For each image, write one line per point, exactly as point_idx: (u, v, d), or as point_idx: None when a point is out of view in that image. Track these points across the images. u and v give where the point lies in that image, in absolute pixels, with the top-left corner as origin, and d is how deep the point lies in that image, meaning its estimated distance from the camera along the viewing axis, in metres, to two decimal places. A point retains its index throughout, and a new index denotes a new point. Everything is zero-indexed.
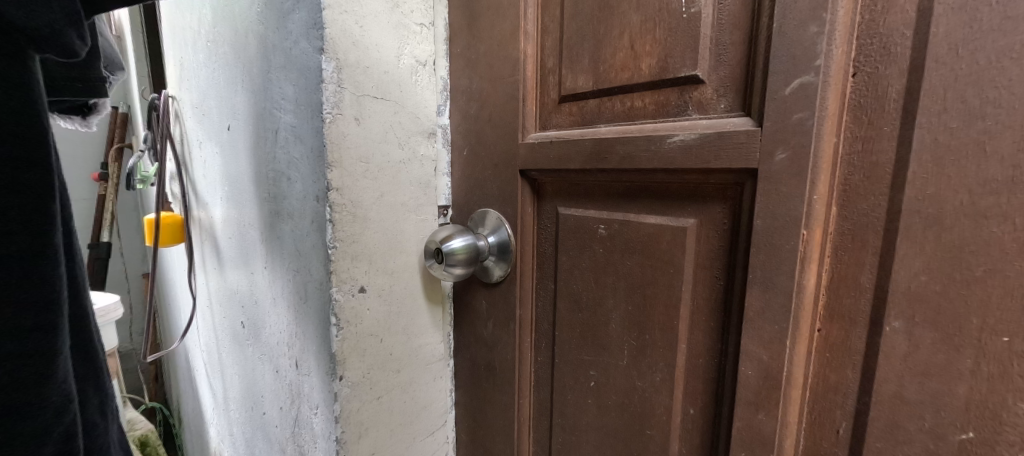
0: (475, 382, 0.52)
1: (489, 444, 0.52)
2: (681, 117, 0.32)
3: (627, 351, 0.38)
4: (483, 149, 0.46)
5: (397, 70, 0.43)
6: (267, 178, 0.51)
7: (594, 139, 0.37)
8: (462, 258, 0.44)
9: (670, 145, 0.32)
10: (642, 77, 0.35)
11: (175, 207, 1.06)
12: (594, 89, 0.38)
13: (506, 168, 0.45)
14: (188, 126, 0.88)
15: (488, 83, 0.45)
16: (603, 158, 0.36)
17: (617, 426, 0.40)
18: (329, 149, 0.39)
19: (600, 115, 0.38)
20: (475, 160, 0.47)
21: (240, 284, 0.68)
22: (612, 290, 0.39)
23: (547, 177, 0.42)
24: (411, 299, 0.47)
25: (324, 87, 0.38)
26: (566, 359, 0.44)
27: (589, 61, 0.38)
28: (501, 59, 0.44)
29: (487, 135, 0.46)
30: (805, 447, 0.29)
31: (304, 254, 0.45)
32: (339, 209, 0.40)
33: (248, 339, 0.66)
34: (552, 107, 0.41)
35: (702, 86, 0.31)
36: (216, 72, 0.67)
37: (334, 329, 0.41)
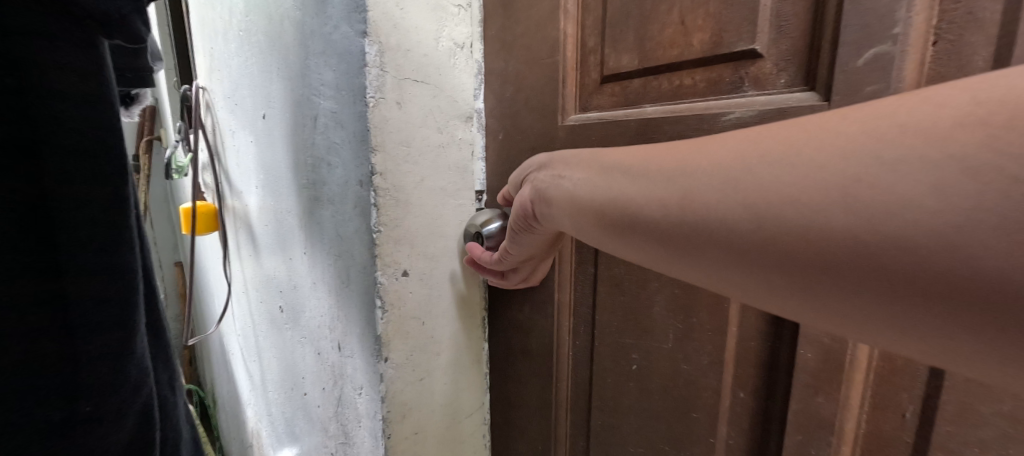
0: (512, 365, 0.52)
1: (525, 425, 0.52)
2: (735, 94, 0.32)
3: (671, 334, 0.38)
4: (519, 133, 0.46)
5: (437, 53, 0.43)
6: (306, 165, 0.52)
7: (639, 119, 0.36)
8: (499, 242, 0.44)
9: (726, 122, 0.31)
10: (693, 53, 0.33)
11: (208, 196, 1.09)
12: (639, 68, 0.37)
13: (545, 151, 0.44)
14: (220, 116, 0.90)
15: (526, 66, 0.45)
16: (651, 137, 0.36)
17: (660, 410, 0.40)
18: (373, 134, 0.39)
19: (645, 95, 0.37)
20: (511, 144, 0.47)
21: (278, 271, 0.69)
22: (658, 274, 0.38)
23: None
24: (451, 283, 0.48)
25: (367, 70, 0.38)
26: (606, 342, 0.43)
27: (634, 39, 0.37)
28: (540, 40, 0.43)
29: (524, 117, 0.46)
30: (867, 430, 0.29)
31: (346, 239, 0.45)
32: (383, 193, 0.40)
33: (287, 323, 0.68)
34: (594, 88, 0.41)
35: (759, 61, 0.31)
36: (248, 62, 0.68)
37: (379, 311, 0.42)
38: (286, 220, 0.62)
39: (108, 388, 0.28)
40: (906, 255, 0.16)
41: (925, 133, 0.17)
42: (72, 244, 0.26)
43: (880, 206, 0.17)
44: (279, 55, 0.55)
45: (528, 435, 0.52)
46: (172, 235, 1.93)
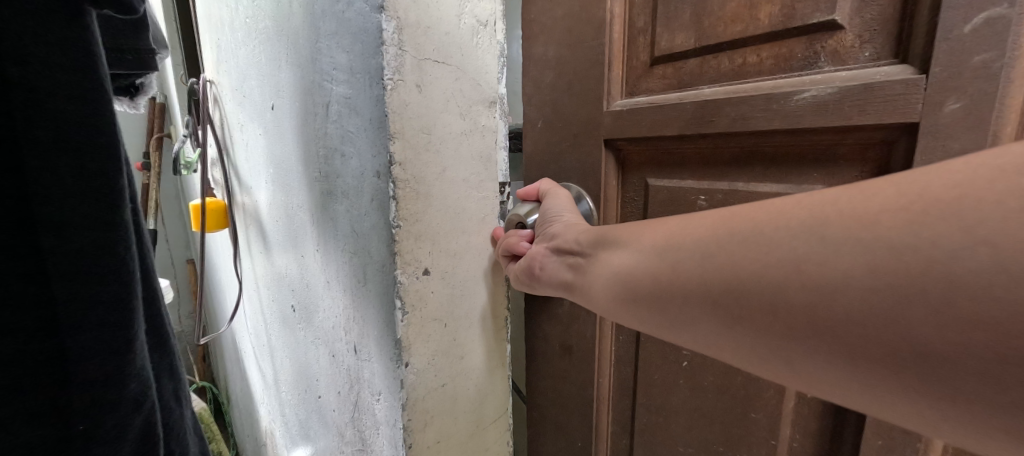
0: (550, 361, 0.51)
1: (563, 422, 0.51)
2: (809, 70, 0.30)
3: None
4: (560, 121, 0.45)
5: (459, 31, 0.39)
6: (318, 157, 0.49)
7: (696, 102, 0.35)
8: None
9: (799, 101, 0.30)
10: (760, 27, 0.32)
11: (217, 192, 1.07)
12: (695, 46, 0.36)
13: (587, 138, 0.43)
14: (227, 109, 0.87)
15: (567, 50, 0.43)
16: (708, 121, 0.34)
17: (717, 407, 0.39)
18: (391, 119, 0.35)
19: (702, 76, 0.36)
20: (551, 132, 0.46)
21: (289, 268, 0.67)
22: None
23: (636, 147, 0.41)
24: (474, 281, 0.45)
25: (384, 49, 0.34)
26: (654, 339, 0.42)
27: (690, 16, 0.36)
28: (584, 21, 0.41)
29: (565, 104, 0.44)
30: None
31: (362, 235, 0.42)
32: (403, 185, 0.37)
33: (299, 323, 0.65)
34: (642, 71, 0.40)
35: (840, 34, 0.29)
36: (256, 51, 0.65)
37: (399, 313, 0.39)
38: (298, 215, 0.59)
39: (104, 407, 0.25)
40: (822, 318, 0.19)
41: (854, 214, 0.19)
42: (62, 247, 0.23)
43: (814, 273, 0.19)
44: (288, 40, 0.52)
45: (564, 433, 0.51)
46: (181, 233, 1.93)
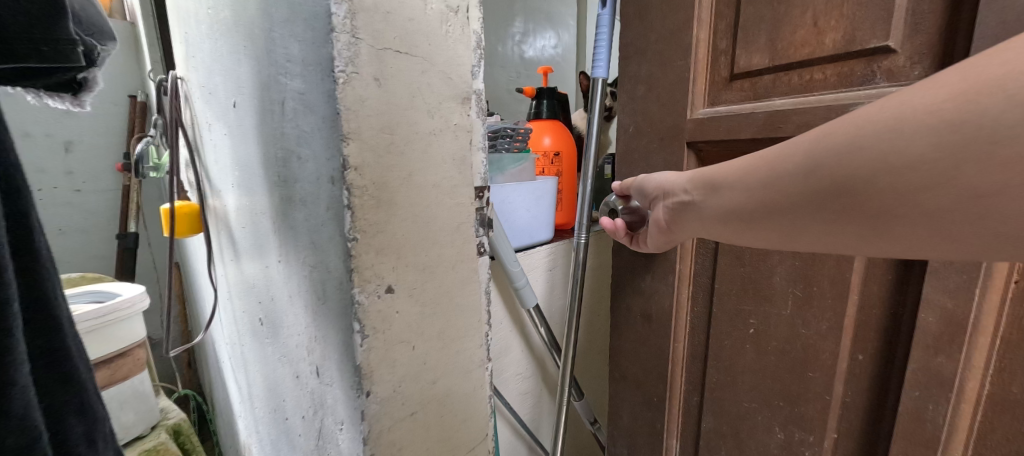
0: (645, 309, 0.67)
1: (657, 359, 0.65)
2: (868, 84, 0.42)
3: (795, 288, 0.51)
4: (651, 127, 0.60)
5: (425, 17, 0.34)
6: (277, 159, 0.44)
7: (769, 111, 0.48)
8: None
9: (856, 109, 0.42)
10: (826, 50, 0.44)
11: (190, 194, 1.02)
12: (770, 65, 0.49)
13: (676, 140, 0.57)
14: (197, 108, 0.82)
15: (661, 72, 0.57)
16: (778, 126, 0.47)
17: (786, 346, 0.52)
18: (344, 118, 0.31)
19: (775, 89, 0.49)
20: (643, 134, 0.61)
21: (256, 278, 0.62)
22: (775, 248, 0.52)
23: (713, 147, 0.54)
24: (447, 298, 0.40)
25: (334, 36, 0.30)
26: (733, 290, 0.56)
27: (766, 41, 0.48)
28: (674, 49, 0.56)
29: (656, 113, 0.59)
30: (936, 317, 0.42)
31: (321, 248, 0.37)
32: (360, 192, 0.32)
33: (267, 337, 0.60)
34: (722, 86, 0.54)
35: (893, 56, 0.41)
36: (219, 43, 0.60)
37: (357, 336, 0.34)
38: (261, 221, 0.55)
39: None
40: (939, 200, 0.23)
41: (933, 107, 0.22)
42: None
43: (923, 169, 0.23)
44: (245, 30, 0.47)
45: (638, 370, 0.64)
46: (152, 238, 1.84)
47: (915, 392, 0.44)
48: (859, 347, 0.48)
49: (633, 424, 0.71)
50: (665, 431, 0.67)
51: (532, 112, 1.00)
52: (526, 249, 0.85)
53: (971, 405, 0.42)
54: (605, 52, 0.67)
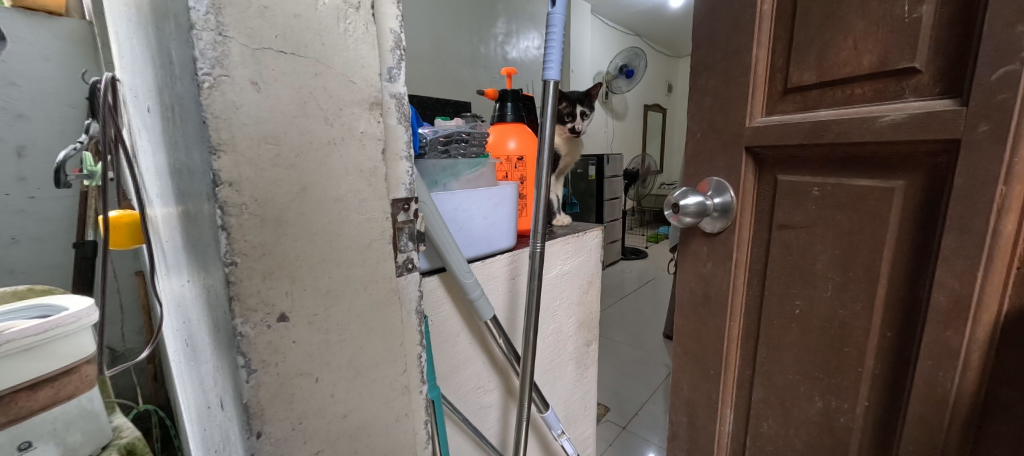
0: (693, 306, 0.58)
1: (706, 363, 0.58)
2: (896, 100, 0.39)
3: (831, 284, 0.45)
4: (712, 133, 0.52)
5: (316, 14, 0.31)
6: (177, 171, 0.40)
7: (813, 122, 0.43)
8: (691, 213, 0.52)
9: (881, 122, 0.39)
10: (862, 70, 0.40)
11: (132, 202, 0.94)
12: (818, 81, 0.44)
13: (732, 145, 0.50)
14: (130, 112, 0.76)
15: (723, 84, 0.50)
16: (819, 135, 0.43)
17: (817, 346, 0.47)
18: (212, 127, 0.27)
19: (822, 102, 0.44)
20: (705, 142, 0.53)
21: (178, 296, 0.57)
22: (821, 238, 0.45)
23: (771, 151, 0.48)
24: (357, 324, 0.36)
25: (195, 34, 0.26)
26: (771, 291, 0.50)
27: (814, 60, 0.43)
28: (736, 65, 0.49)
29: (720, 123, 0.51)
30: (943, 296, 0.37)
31: (209, 270, 0.34)
32: (236, 211, 0.29)
33: (190, 360, 0.55)
34: (778, 97, 0.47)
35: (919, 75, 0.38)
36: (132, 43, 0.55)
37: (243, 372, 0.31)
38: (175, 236, 0.50)
39: None
40: None
41: None
42: None
43: None
44: (144, 30, 0.43)
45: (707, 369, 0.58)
46: None
47: (928, 362, 0.38)
48: (885, 322, 0.42)
49: (686, 412, 0.62)
50: (717, 418, 0.58)
51: (495, 115, 0.95)
52: (484, 258, 0.79)
53: (973, 382, 0.37)
54: (558, 52, 0.63)
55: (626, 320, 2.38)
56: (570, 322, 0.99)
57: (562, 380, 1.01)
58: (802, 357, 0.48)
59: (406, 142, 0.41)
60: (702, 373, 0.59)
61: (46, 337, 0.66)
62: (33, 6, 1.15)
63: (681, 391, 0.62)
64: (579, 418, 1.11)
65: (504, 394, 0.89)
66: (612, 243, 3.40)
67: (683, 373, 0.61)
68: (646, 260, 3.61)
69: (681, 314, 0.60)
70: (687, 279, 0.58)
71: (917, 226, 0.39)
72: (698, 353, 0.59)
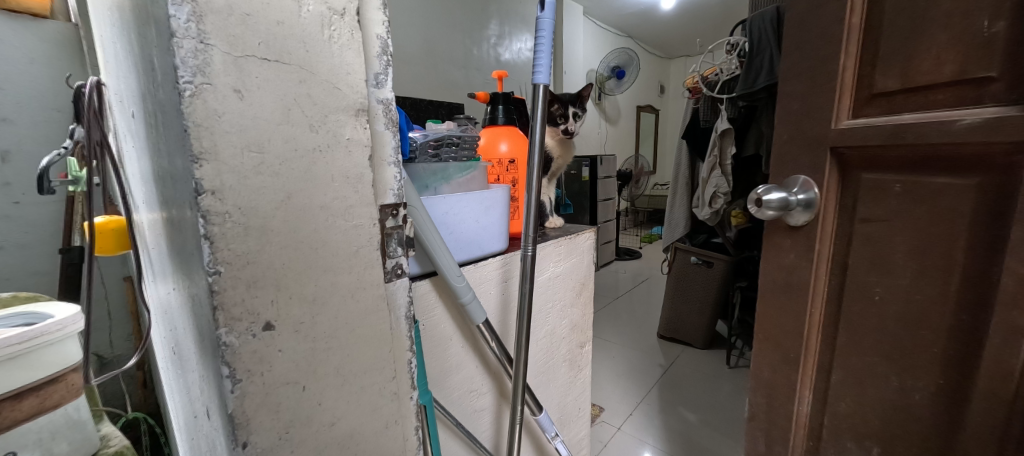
0: (773, 292, 0.59)
1: (784, 340, 0.58)
2: (974, 105, 0.42)
3: (909, 271, 0.47)
4: (800, 135, 0.54)
5: (299, 21, 0.31)
6: (161, 178, 0.39)
7: (895, 124, 0.46)
8: (774, 207, 0.54)
9: (959, 125, 0.42)
10: (943, 76, 0.44)
11: (119, 207, 0.93)
12: (901, 88, 0.46)
13: (816, 147, 0.52)
14: (115, 117, 0.75)
15: (808, 90, 0.52)
16: (902, 136, 0.46)
17: (894, 332, 0.49)
18: (194, 136, 0.27)
19: (905, 106, 0.46)
20: (789, 142, 0.55)
21: (164, 304, 0.56)
22: (901, 231, 0.48)
23: (856, 151, 0.50)
24: (344, 331, 0.36)
25: (176, 43, 0.26)
26: (852, 281, 0.52)
27: (898, 68, 0.46)
28: (821, 71, 0.51)
29: (805, 124, 0.53)
30: (1010, 278, 0.40)
31: (193, 279, 0.33)
32: (219, 220, 0.29)
33: (177, 368, 0.55)
34: (864, 101, 0.49)
35: (994, 83, 0.41)
36: (117, 48, 0.54)
37: (227, 382, 0.30)
38: (161, 243, 0.49)
39: None
40: None
41: None
42: None
43: None
44: (128, 36, 0.43)
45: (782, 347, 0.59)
46: None
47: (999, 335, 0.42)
48: (961, 309, 0.45)
49: (764, 395, 0.62)
50: (795, 399, 0.58)
51: (486, 117, 0.95)
52: (476, 261, 0.79)
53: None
54: (547, 57, 0.63)
55: (620, 320, 2.39)
56: (563, 324, 0.99)
57: (556, 382, 1.01)
58: (875, 344, 0.51)
59: (394, 147, 0.40)
60: (782, 357, 0.59)
61: (30, 347, 0.66)
62: (15, 8, 1.12)
63: (761, 374, 0.62)
64: (573, 419, 1.11)
65: (497, 397, 0.89)
66: (605, 244, 3.41)
67: (763, 359, 0.61)
68: (639, 260, 3.63)
69: (762, 301, 0.61)
70: (773, 270, 0.58)
71: (993, 217, 0.42)
72: (778, 338, 0.59)
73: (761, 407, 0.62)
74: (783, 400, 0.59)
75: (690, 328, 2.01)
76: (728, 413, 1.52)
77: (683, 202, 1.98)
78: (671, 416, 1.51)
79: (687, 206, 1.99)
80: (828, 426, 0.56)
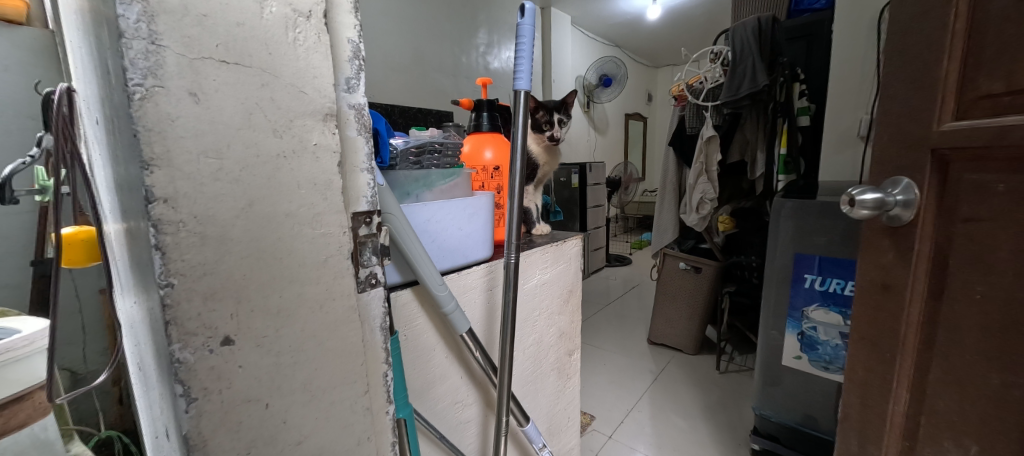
0: (869, 294, 0.60)
1: (879, 339, 0.59)
2: None
3: (1012, 269, 0.48)
4: (901, 136, 0.55)
5: (262, 23, 0.30)
6: (120, 186, 0.37)
7: (1000, 126, 0.47)
8: (870, 206, 0.54)
9: None
10: None
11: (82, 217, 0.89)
12: (1008, 90, 0.47)
13: (915, 148, 0.54)
14: (84, 124, 0.72)
15: (913, 91, 0.54)
16: (1007, 138, 0.47)
17: (996, 329, 0.49)
18: (143, 141, 0.26)
19: (1012, 108, 0.47)
20: (889, 145, 0.57)
21: (128, 316, 0.54)
22: (1006, 229, 0.48)
23: (958, 152, 0.51)
24: (311, 345, 0.34)
25: (125, 44, 0.25)
26: (951, 280, 0.53)
27: (1004, 71, 0.47)
28: (923, 74, 0.53)
29: (907, 127, 0.55)
30: None
31: (148, 292, 0.32)
32: (172, 229, 0.27)
33: (141, 385, 0.52)
34: (970, 103, 0.50)
35: None
36: (79, 52, 0.52)
37: (182, 401, 0.29)
38: (123, 254, 0.47)
39: None
40: None
41: None
42: None
43: None
44: (87, 40, 0.41)
45: (878, 346, 0.59)
46: None
47: None
48: None
49: (859, 394, 0.62)
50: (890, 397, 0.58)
51: (470, 123, 0.94)
52: (460, 269, 0.78)
53: None
54: (528, 63, 0.63)
55: (611, 326, 2.38)
56: (551, 332, 0.98)
57: (544, 391, 0.99)
58: (976, 343, 0.51)
59: (367, 154, 0.39)
60: (877, 356, 0.59)
61: None
62: None
63: (854, 373, 0.62)
64: (562, 429, 1.09)
65: (483, 408, 0.87)
66: (595, 251, 3.41)
67: (857, 357, 0.62)
68: (630, 266, 3.63)
69: (857, 300, 0.62)
70: (869, 268, 0.59)
71: None
72: (874, 337, 0.59)
73: (855, 406, 0.62)
74: (877, 398, 0.60)
75: (680, 334, 2.01)
76: (718, 420, 1.51)
77: (671, 208, 1.99)
78: (662, 423, 1.50)
79: (675, 212, 2.00)
80: (925, 425, 0.56)
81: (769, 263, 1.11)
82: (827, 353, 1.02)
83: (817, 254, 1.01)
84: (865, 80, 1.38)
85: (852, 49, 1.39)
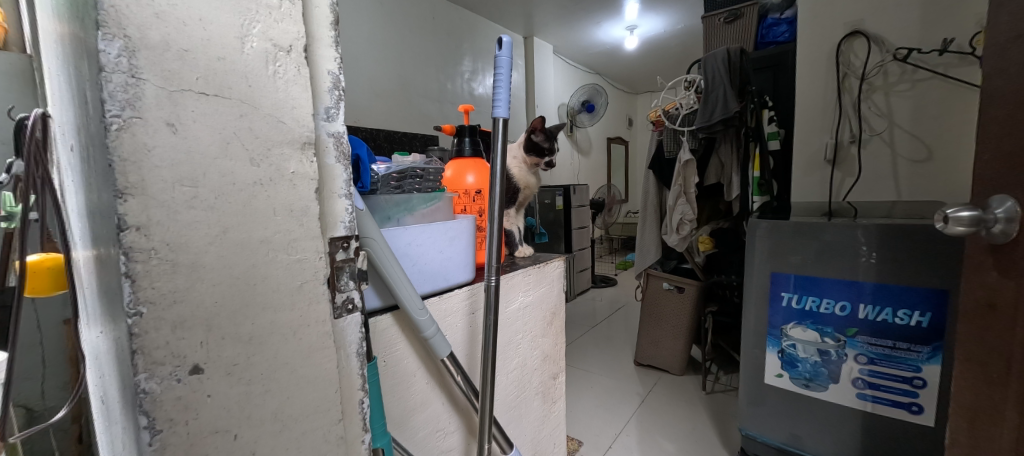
0: (978, 313, 0.49)
1: (987, 359, 0.48)
2: None
3: None
4: (1006, 153, 0.46)
5: (242, 57, 0.31)
6: (93, 214, 0.37)
7: None
8: (963, 226, 0.46)
9: None
10: None
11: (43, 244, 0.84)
12: None
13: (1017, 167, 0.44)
14: (58, 150, 0.71)
15: (1009, 106, 0.46)
16: None
17: None
18: (118, 172, 0.27)
19: None
20: (996, 164, 0.47)
21: (94, 348, 0.52)
22: None
23: None
24: (283, 372, 0.34)
25: (104, 77, 0.26)
26: None
27: None
28: (1015, 86, 0.45)
29: (1010, 144, 0.45)
30: None
31: (116, 322, 0.31)
32: (143, 257, 0.28)
33: (104, 419, 0.50)
34: None
35: None
36: (57, 81, 0.53)
37: (145, 433, 0.29)
38: (91, 285, 0.45)
39: None
40: None
41: None
42: None
43: None
44: (66, 72, 0.42)
45: (985, 367, 0.48)
46: None
47: None
48: None
49: (968, 423, 0.51)
50: (996, 426, 0.46)
51: (453, 148, 0.96)
52: (441, 293, 0.78)
53: None
54: (506, 92, 0.66)
55: (597, 348, 2.37)
56: (534, 355, 0.98)
57: (528, 416, 0.98)
58: None
59: (346, 179, 0.39)
60: (983, 378, 0.48)
61: None
62: None
63: (964, 395, 0.51)
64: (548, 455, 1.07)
65: (465, 435, 0.85)
66: (580, 272, 3.43)
67: (966, 378, 0.51)
68: (615, 287, 3.65)
69: (966, 318, 0.51)
70: (975, 289, 0.50)
71: None
72: (982, 355, 0.49)
73: (964, 432, 0.51)
74: (987, 424, 0.48)
75: (665, 354, 2.02)
76: (706, 441, 1.51)
77: (652, 229, 2.02)
78: (650, 447, 1.48)
79: (657, 232, 2.03)
80: None
81: (746, 283, 1.13)
82: (807, 370, 1.03)
83: (792, 272, 1.04)
84: (828, 107, 1.46)
85: (814, 78, 1.47)
